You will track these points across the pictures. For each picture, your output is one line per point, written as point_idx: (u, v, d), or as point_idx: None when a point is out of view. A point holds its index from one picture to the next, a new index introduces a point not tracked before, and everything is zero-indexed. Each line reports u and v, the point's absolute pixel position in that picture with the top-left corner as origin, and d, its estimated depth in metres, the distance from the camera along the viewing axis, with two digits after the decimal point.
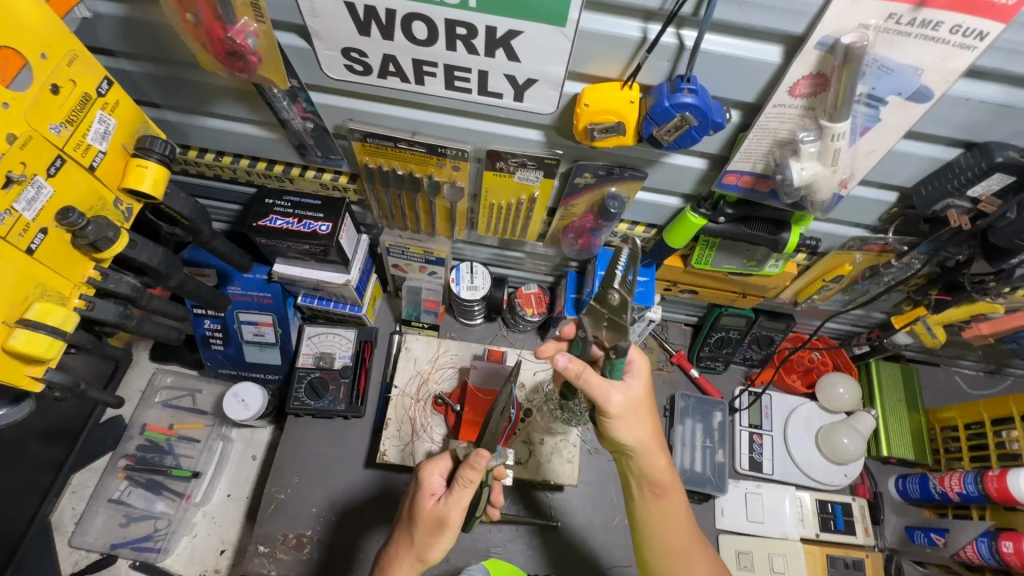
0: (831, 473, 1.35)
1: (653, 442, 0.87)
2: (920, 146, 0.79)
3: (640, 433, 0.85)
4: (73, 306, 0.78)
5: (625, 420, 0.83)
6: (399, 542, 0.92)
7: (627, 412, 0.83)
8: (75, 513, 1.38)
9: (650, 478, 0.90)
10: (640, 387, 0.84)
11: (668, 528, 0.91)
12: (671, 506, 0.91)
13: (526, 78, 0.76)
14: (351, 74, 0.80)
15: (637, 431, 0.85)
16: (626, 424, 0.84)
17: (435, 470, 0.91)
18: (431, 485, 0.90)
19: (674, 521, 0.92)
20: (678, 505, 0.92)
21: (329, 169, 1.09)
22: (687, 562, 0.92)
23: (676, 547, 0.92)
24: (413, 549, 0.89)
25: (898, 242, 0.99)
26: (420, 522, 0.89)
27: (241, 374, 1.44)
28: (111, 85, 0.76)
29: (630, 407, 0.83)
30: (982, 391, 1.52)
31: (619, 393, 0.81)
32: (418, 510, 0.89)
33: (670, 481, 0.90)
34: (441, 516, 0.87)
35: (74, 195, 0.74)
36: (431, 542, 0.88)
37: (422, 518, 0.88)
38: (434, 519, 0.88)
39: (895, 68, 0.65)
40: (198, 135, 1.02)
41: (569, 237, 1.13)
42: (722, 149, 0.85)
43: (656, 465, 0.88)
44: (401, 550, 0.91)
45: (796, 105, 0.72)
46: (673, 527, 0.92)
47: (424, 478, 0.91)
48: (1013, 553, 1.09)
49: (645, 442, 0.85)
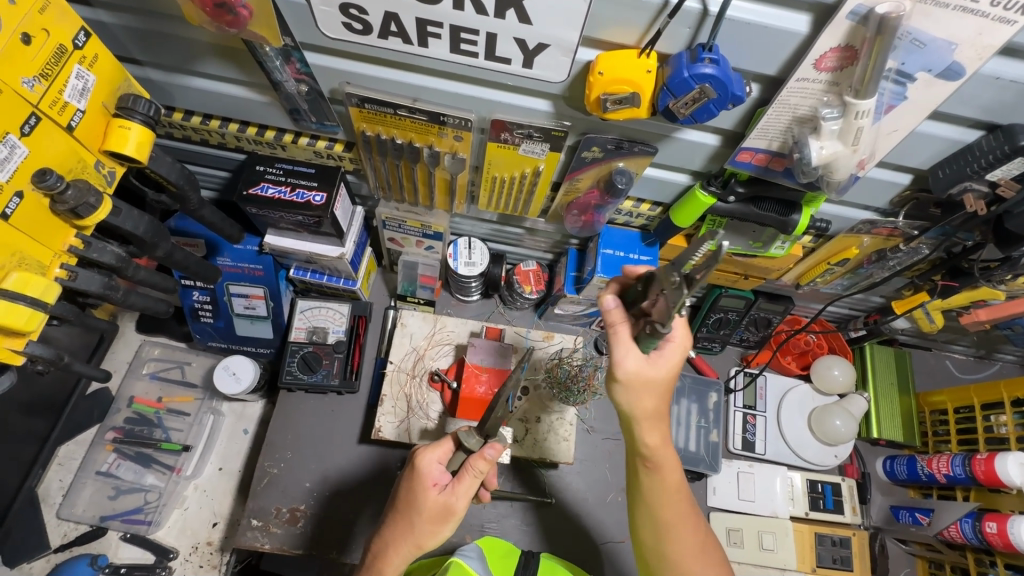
0: (822, 454, 1.37)
1: (658, 406, 0.84)
2: (942, 127, 0.76)
3: (653, 396, 0.82)
4: (54, 276, 0.74)
5: (631, 395, 0.81)
6: (393, 529, 0.87)
7: (647, 378, 0.80)
8: (63, 485, 1.35)
9: (643, 452, 0.87)
10: (665, 363, 0.81)
11: (661, 500, 0.88)
12: (663, 476, 0.88)
13: (536, 43, 0.71)
14: (349, 32, 0.75)
15: (651, 392, 0.82)
16: (639, 397, 0.82)
17: (434, 458, 0.88)
18: (432, 475, 0.87)
19: (667, 492, 0.88)
20: (671, 477, 0.88)
21: (323, 136, 1.04)
22: (679, 532, 0.88)
23: (665, 518, 0.88)
24: (413, 536, 0.85)
25: (908, 226, 0.98)
26: (423, 513, 0.85)
27: (231, 348, 1.41)
28: (89, 38, 0.70)
29: (648, 380, 0.80)
30: (971, 375, 1.54)
31: (636, 360, 0.79)
32: (422, 502, 0.85)
33: (662, 454, 0.87)
34: (449, 505, 0.85)
35: (51, 156, 0.69)
36: (436, 530, 0.86)
37: (427, 509, 0.85)
38: (439, 509, 0.85)
39: (928, 42, 0.62)
40: (184, 96, 0.97)
41: (572, 214, 1.10)
42: (738, 125, 0.82)
43: (650, 440, 0.85)
44: (397, 537, 0.86)
45: (820, 79, 0.69)
46: (666, 500, 0.88)
47: (423, 468, 0.87)
48: (997, 533, 1.12)
49: (649, 407, 0.83)
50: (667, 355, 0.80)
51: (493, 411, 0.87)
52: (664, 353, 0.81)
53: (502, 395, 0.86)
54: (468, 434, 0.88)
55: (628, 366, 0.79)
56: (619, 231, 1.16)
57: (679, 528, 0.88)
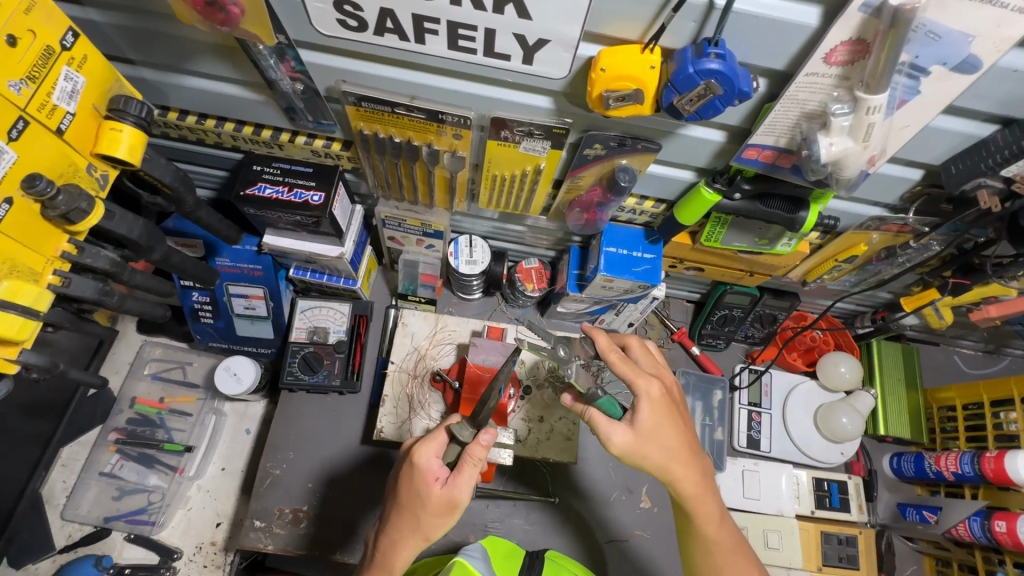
0: (828, 451, 1.36)
1: (682, 450, 0.85)
2: (956, 122, 0.74)
3: (666, 442, 0.84)
4: (47, 283, 0.73)
5: (650, 452, 0.83)
6: (400, 525, 0.86)
7: (645, 436, 0.83)
8: (66, 486, 1.36)
9: (680, 499, 0.87)
10: (645, 419, 0.83)
11: (710, 547, 0.89)
12: (705, 521, 0.88)
13: (536, 39, 0.69)
14: (344, 29, 0.73)
15: (660, 440, 0.84)
16: (647, 453, 0.83)
17: (430, 453, 0.85)
18: (432, 470, 0.84)
19: (716, 539, 0.88)
20: (711, 518, 0.88)
21: (321, 134, 1.02)
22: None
23: (715, 564, 0.89)
24: (421, 529, 0.84)
25: (918, 223, 0.96)
26: (428, 507, 0.83)
27: (232, 348, 1.40)
28: (77, 38, 0.69)
29: (641, 443, 0.83)
30: (979, 370, 1.52)
31: (620, 432, 0.83)
32: (426, 498, 0.83)
33: (697, 495, 0.87)
34: (454, 498, 0.83)
35: (41, 160, 0.67)
36: (443, 522, 0.84)
37: (432, 502, 0.83)
38: (444, 502, 0.83)
39: (944, 34, 0.60)
40: (177, 95, 0.95)
41: (574, 212, 1.08)
42: (744, 121, 0.80)
43: (686, 486, 0.86)
44: (405, 530, 0.85)
45: (830, 74, 0.67)
46: (713, 546, 0.89)
47: (422, 465, 0.84)
48: (1006, 532, 1.11)
49: (673, 452, 0.84)
50: (641, 415, 0.83)
51: (485, 401, 0.90)
52: (638, 413, 0.83)
53: (493, 387, 0.90)
54: (462, 426, 0.86)
55: (619, 439, 0.83)
56: (621, 229, 1.14)
57: (733, 570, 0.88)
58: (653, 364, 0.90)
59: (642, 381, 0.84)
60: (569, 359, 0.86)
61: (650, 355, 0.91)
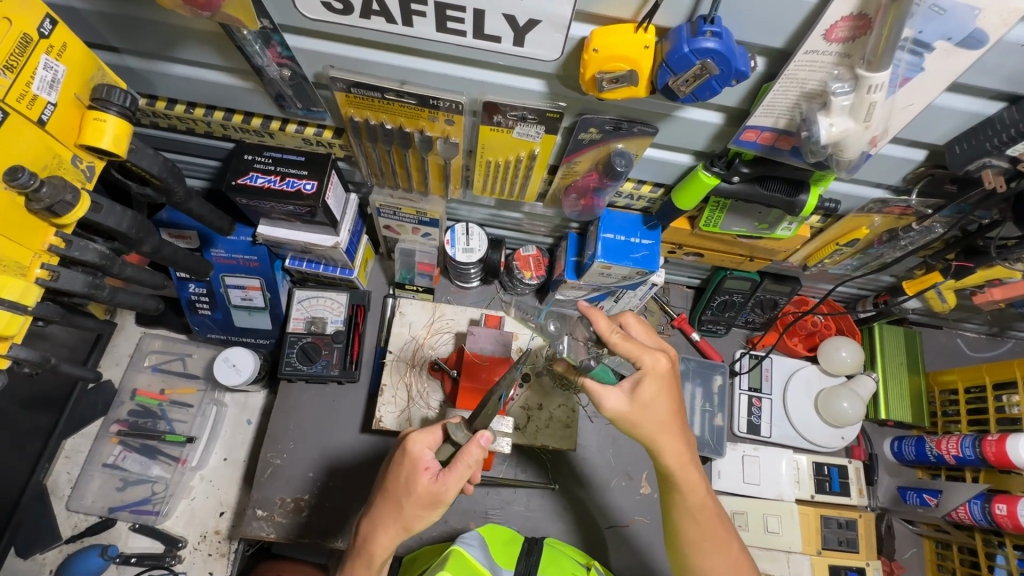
0: (829, 436, 1.35)
1: (672, 422, 0.85)
2: (960, 100, 0.72)
3: (660, 414, 0.84)
4: (35, 277, 0.73)
5: (637, 421, 0.84)
6: (383, 511, 0.84)
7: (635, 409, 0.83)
8: (71, 477, 1.37)
9: (666, 469, 0.87)
10: (647, 391, 0.83)
11: (694, 514, 0.88)
12: (690, 489, 0.87)
13: (527, 20, 0.67)
14: (330, 12, 0.71)
15: (656, 409, 0.84)
16: (639, 422, 0.84)
17: (425, 443, 0.85)
18: (423, 459, 0.84)
19: (700, 506, 0.88)
20: (697, 486, 0.87)
21: (312, 122, 1.00)
22: (715, 545, 0.88)
23: (701, 533, 0.88)
24: (401, 519, 0.83)
25: (921, 204, 0.94)
26: (413, 497, 0.82)
27: (230, 339, 1.40)
28: (55, 25, 0.67)
29: (634, 411, 0.83)
30: (983, 353, 1.51)
31: (616, 397, 0.83)
32: (413, 486, 0.82)
33: (678, 466, 0.86)
34: (439, 493, 0.82)
35: (24, 153, 0.66)
36: (424, 515, 0.83)
37: (417, 493, 0.82)
38: (429, 495, 0.82)
39: (948, 8, 0.58)
40: (164, 83, 0.93)
41: (571, 197, 1.06)
42: (742, 102, 0.78)
43: (670, 455, 0.85)
44: (386, 519, 0.84)
45: (831, 51, 0.64)
46: (696, 513, 0.88)
47: (414, 452, 0.84)
48: (1006, 515, 1.10)
49: (663, 423, 0.84)
50: (642, 387, 0.83)
51: (484, 405, 0.85)
52: (642, 385, 0.83)
53: (493, 392, 0.84)
54: (457, 426, 0.85)
55: (612, 405, 0.83)
56: (619, 214, 1.12)
57: (712, 541, 0.88)
58: (653, 338, 0.90)
59: (648, 354, 0.83)
60: (559, 334, 0.88)
61: (648, 329, 0.91)
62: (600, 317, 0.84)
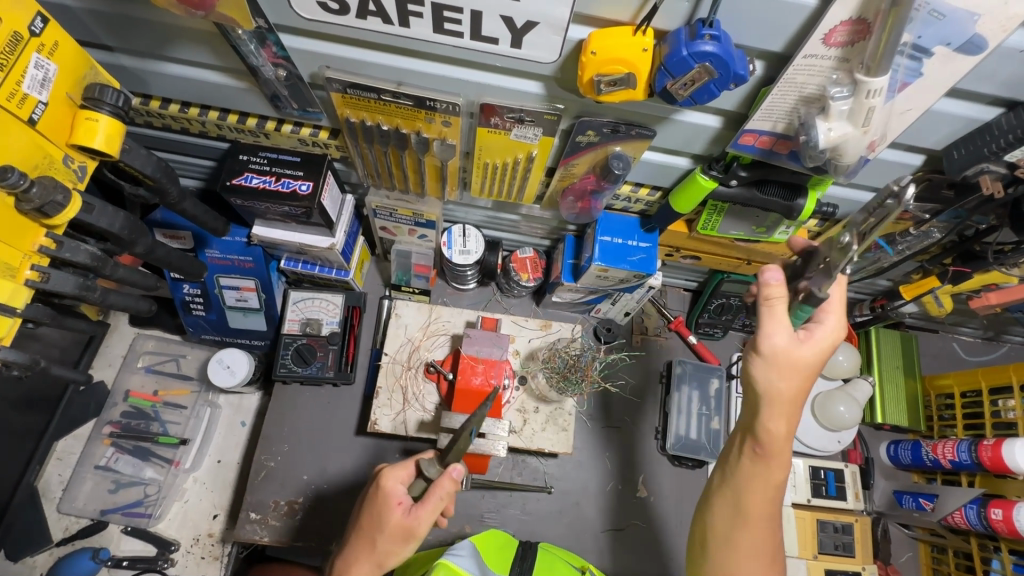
0: (824, 439, 1.35)
1: (796, 400, 0.77)
2: (958, 105, 0.72)
3: (791, 382, 0.76)
4: (25, 279, 0.72)
5: (766, 371, 0.76)
6: (357, 545, 0.84)
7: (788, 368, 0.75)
8: (62, 479, 1.35)
9: (761, 438, 0.79)
10: (813, 348, 0.75)
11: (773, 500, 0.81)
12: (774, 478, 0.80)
13: (525, 21, 0.67)
14: (326, 13, 0.71)
15: (793, 381, 0.76)
16: (777, 374, 0.76)
17: (398, 478, 0.86)
18: (395, 494, 0.84)
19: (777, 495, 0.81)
20: (773, 480, 0.80)
21: (308, 123, 1.00)
22: (768, 528, 0.82)
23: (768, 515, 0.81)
24: (375, 555, 0.83)
25: (919, 209, 0.94)
26: (385, 532, 0.82)
27: (225, 340, 1.39)
28: (46, 23, 0.66)
29: (791, 357, 0.75)
30: (979, 357, 1.51)
31: (784, 335, 0.75)
32: (385, 521, 0.83)
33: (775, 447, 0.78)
34: (411, 528, 0.82)
35: (15, 153, 0.66)
36: (397, 551, 0.83)
37: (389, 528, 0.82)
38: (403, 530, 0.82)
39: (948, 13, 0.57)
40: (158, 83, 0.92)
41: (568, 199, 1.06)
42: (740, 106, 0.77)
43: (775, 427, 0.77)
44: (360, 553, 0.84)
45: (829, 56, 0.64)
46: (763, 498, 0.81)
47: (387, 487, 0.85)
48: (1002, 520, 1.11)
49: (787, 396, 0.76)
50: (812, 342, 0.76)
51: (455, 441, 0.83)
52: (817, 333, 0.76)
53: (465, 428, 0.82)
54: (429, 462, 0.85)
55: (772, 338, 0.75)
56: (617, 217, 1.12)
57: (750, 533, 0.81)
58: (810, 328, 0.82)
59: (832, 320, 0.77)
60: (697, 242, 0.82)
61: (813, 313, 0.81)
62: (776, 274, 0.75)
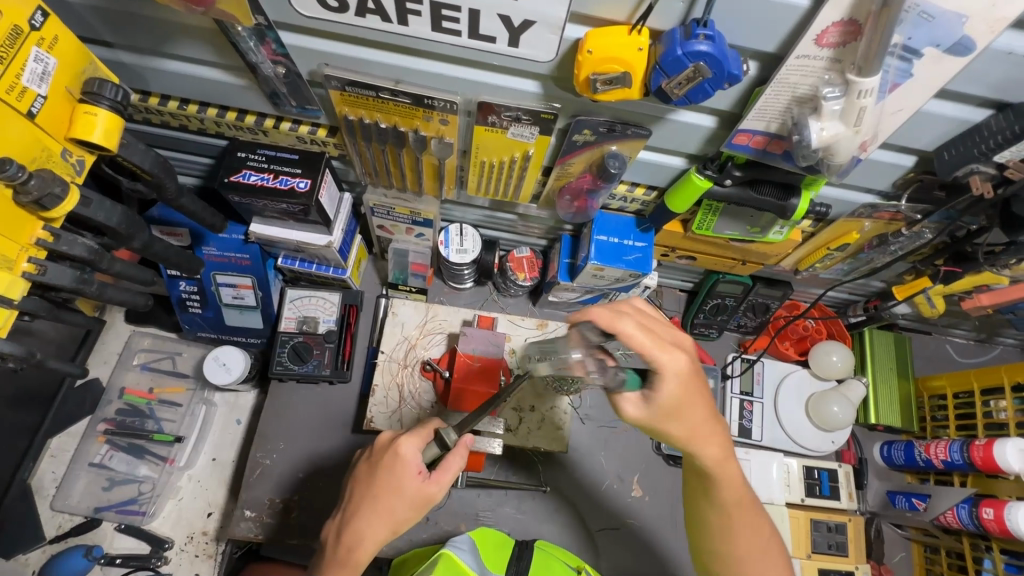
0: (819, 440, 1.36)
1: (704, 426, 0.77)
2: (948, 106, 0.73)
3: (693, 416, 0.75)
4: (22, 271, 0.71)
5: (667, 427, 0.76)
6: (370, 515, 0.84)
7: (659, 413, 0.74)
8: (56, 477, 1.35)
9: (703, 468, 0.80)
10: (666, 393, 0.72)
11: (725, 508, 0.83)
12: (727, 487, 0.81)
13: (522, 20, 0.67)
14: (325, 10, 0.71)
15: (688, 416, 0.75)
16: (671, 426, 0.76)
17: (415, 445, 0.86)
18: (414, 462, 0.85)
19: (733, 500, 0.82)
20: (735, 483, 0.81)
21: (306, 120, 1.00)
22: (748, 533, 0.83)
23: (731, 523, 0.83)
24: (391, 522, 0.84)
25: (910, 210, 0.95)
26: (405, 499, 0.83)
27: (221, 338, 1.39)
28: (47, 17, 0.67)
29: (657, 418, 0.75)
30: (971, 359, 1.53)
31: (635, 408, 0.75)
32: (405, 489, 0.83)
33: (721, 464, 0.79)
34: (430, 494, 0.84)
35: (12, 145, 0.66)
36: (412, 517, 0.85)
37: (409, 495, 0.83)
38: (421, 497, 0.84)
39: (937, 15, 0.59)
40: (157, 79, 0.92)
41: (565, 198, 1.07)
42: (734, 106, 0.78)
43: (709, 455, 0.78)
44: (375, 522, 0.83)
45: (822, 56, 0.65)
46: (735, 503, 0.82)
47: (406, 455, 0.85)
48: (993, 519, 1.11)
49: (696, 427, 0.76)
50: (662, 395, 0.72)
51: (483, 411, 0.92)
52: (660, 388, 0.72)
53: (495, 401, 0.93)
54: (448, 429, 0.88)
55: (634, 414, 0.76)
56: (613, 217, 1.13)
57: (744, 532, 0.83)
58: (663, 328, 0.75)
59: (666, 352, 0.71)
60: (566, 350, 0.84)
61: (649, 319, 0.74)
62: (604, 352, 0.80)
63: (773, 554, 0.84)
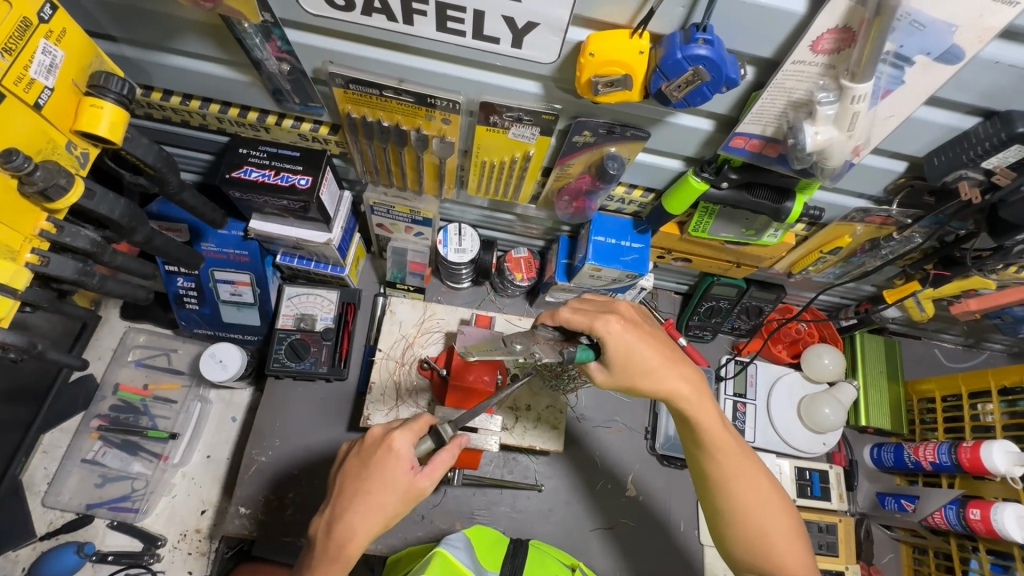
0: (811, 441, 1.37)
1: (665, 367, 0.85)
2: (938, 113, 0.75)
3: (651, 362, 0.84)
4: (26, 261, 0.72)
5: (634, 379, 0.85)
6: (363, 511, 0.84)
7: (618, 370, 0.84)
8: (48, 473, 1.34)
9: (680, 410, 0.86)
10: (613, 349, 0.83)
11: (713, 453, 0.86)
12: (711, 433, 0.86)
13: (525, 22, 0.69)
14: (332, 9, 0.72)
15: (648, 360, 0.84)
16: (638, 377, 0.84)
17: (409, 440, 0.86)
18: (407, 457, 0.85)
19: (719, 446, 0.86)
20: (714, 424, 0.86)
21: (308, 118, 1.01)
22: (742, 482, 0.86)
23: (725, 474, 0.86)
24: (384, 516, 0.84)
25: (901, 214, 0.97)
26: (398, 494, 0.84)
27: (218, 335, 1.38)
28: (55, 11, 0.67)
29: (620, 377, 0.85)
30: (959, 364, 1.55)
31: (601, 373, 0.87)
32: (398, 485, 0.84)
33: (698, 407, 0.86)
34: (420, 488, 0.86)
35: (17, 136, 0.66)
36: (402, 511, 0.86)
37: (401, 489, 0.84)
38: (412, 492, 0.85)
39: (928, 23, 0.61)
40: (161, 75, 0.93)
41: (563, 200, 1.08)
42: (732, 110, 0.80)
43: (681, 394, 0.85)
44: (369, 517, 0.84)
45: (817, 62, 0.67)
46: (721, 450, 0.86)
47: (400, 450, 0.85)
48: (980, 520, 1.13)
49: (660, 370, 0.84)
50: (614, 353, 0.83)
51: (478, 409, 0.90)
52: (608, 348, 0.83)
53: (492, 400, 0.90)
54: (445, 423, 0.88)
55: (602, 379, 0.87)
56: (610, 218, 1.14)
57: (737, 480, 0.86)
58: (600, 303, 0.89)
59: (599, 321, 0.83)
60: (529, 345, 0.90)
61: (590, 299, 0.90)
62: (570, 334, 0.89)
63: (774, 500, 0.86)
